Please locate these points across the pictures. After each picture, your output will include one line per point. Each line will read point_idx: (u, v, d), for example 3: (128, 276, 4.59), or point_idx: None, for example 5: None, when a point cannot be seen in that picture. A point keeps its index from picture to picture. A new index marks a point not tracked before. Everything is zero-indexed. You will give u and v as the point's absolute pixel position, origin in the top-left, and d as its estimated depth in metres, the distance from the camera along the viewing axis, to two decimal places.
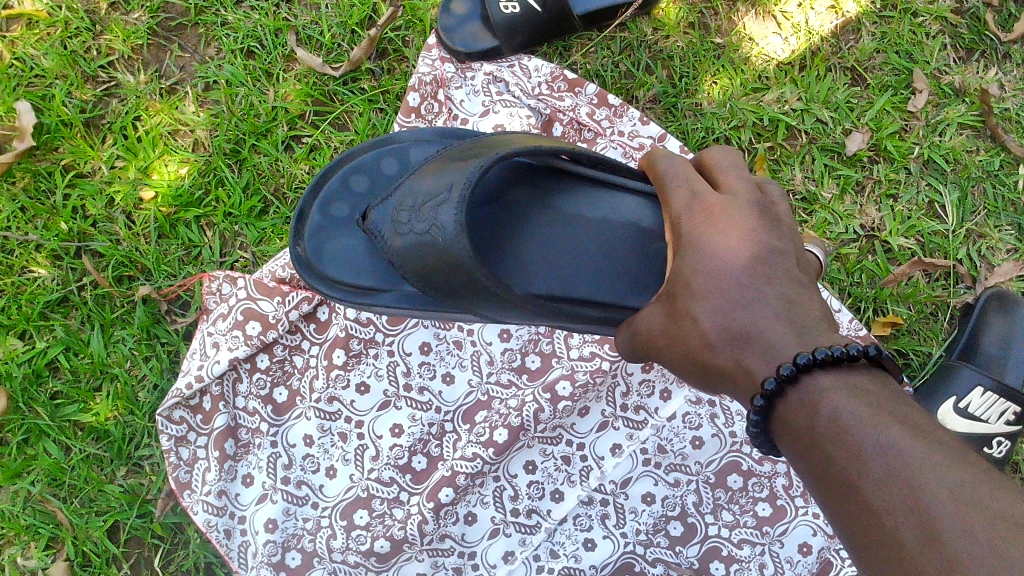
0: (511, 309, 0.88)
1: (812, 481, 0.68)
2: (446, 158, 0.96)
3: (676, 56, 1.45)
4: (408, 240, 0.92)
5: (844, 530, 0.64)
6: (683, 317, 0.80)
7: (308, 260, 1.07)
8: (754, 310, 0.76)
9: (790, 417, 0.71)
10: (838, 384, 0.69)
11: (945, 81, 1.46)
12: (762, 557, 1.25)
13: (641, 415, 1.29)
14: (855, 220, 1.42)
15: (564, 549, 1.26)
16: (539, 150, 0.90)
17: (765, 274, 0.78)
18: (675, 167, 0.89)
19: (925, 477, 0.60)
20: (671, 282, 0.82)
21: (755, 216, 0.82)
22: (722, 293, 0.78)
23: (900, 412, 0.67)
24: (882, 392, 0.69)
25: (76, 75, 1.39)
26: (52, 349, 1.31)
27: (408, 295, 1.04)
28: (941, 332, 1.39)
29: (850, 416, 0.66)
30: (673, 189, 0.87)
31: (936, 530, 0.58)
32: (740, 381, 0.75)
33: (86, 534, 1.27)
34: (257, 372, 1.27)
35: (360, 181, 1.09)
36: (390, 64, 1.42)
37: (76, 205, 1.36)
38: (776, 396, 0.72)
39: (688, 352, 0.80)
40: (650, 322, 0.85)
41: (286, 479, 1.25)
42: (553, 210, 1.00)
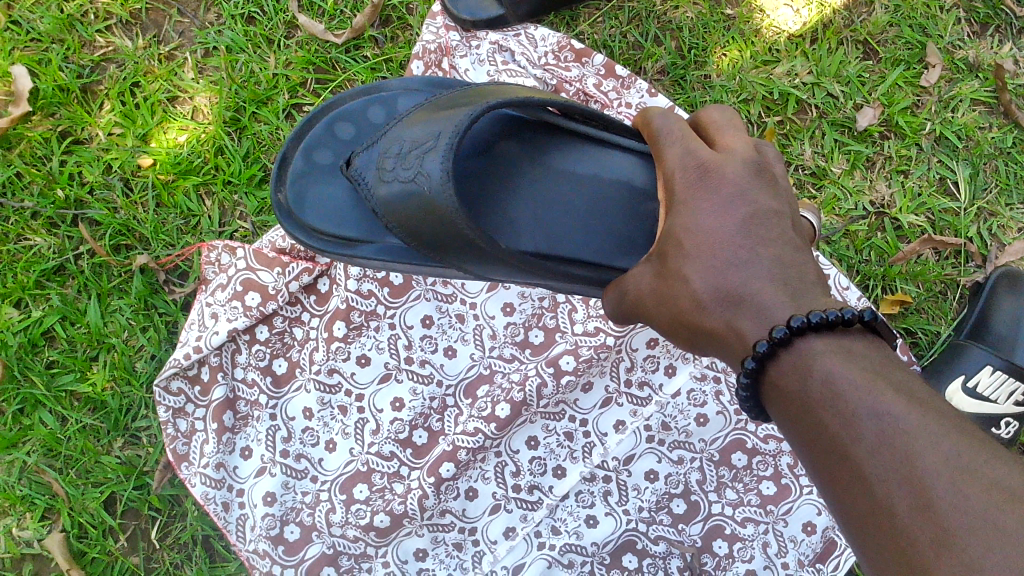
0: (497, 263, 0.87)
1: (803, 447, 0.65)
2: (434, 107, 0.94)
3: (685, 28, 1.42)
4: (393, 192, 0.90)
5: (835, 497, 0.62)
6: (674, 277, 0.78)
7: (288, 208, 1.03)
8: (745, 267, 0.74)
9: (783, 382, 0.68)
10: (832, 348, 0.67)
11: (959, 56, 1.44)
12: (765, 536, 1.24)
13: (645, 391, 1.27)
14: (865, 196, 1.40)
15: (566, 526, 1.24)
16: (529, 99, 0.88)
17: (760, 235, 0.75)
18: (669, 123, 0.86)
19: (921, 445, 0.58)
20: (662, 241, 0.80)
21: (751, 173, 0.80)
22: (713, 249, 0.75)
23: (896, 377, 0.65)
24: (877, 358, 0.67)
25: (73, 39, 1.36)
26: (48, 318, 1.29)
27: (390, 247, 0.99)
28: (950, 311, 1.37)
29: (844, 380, 0.64)
30: (668, 147, 0.84)
31: (929, 498, 0.56)
32: (730, 343, 0.73)
33: (82, 505, 1.25)
34: (256, 344, 1.25)
35: (343, 128, 1.06)
36: (393, 32, 1.39)
37: (73, 171, 1.33)
38: (768, 359, 0.69)
39: (679, 311, 0.77)
40: (639, 282, 0.83)
41: (285, 452, 1.23)
42: (543, 164, 0.97)
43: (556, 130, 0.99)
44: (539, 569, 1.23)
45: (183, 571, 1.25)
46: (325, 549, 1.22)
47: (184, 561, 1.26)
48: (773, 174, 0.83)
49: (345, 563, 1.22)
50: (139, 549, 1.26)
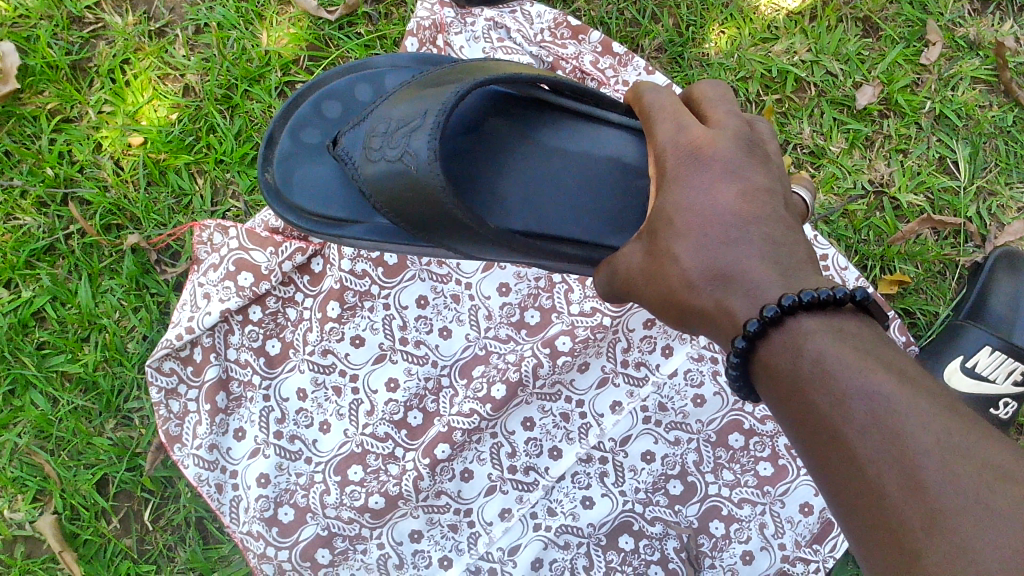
0: (485, 243, 0.85)
1: (792, 427, 0.64)
2: (420, 83, 0.92)
3: (683, 5, 1.41)
4: (379, 171, 0.89)
5: (825, 478, 0.61)
6: (663, 256, 0.76)
7: (277, 188, 1.02)
8: (737, 246, 0.72)
9: (773, 361, 0.67)
10: (824, 328, 0.66)
11: (960, 33, 1.42)
12: (762, 517, 1.23)
13: (641, 371, 1.26)
14: (864, 175, 1.39)
15: (562, 507, 1.24)
16: (518, 77, 0.86)
17: (752, 213, 0.74)
18: (661, 99, 0.84)
19: (911, 425, 0.57)
20: (653, 219, 0.79)
21: (744, 150, 0.78)
22: (702, 228, 0.74)
23: (887, 356, 0.64)
24: (869, 337, 0.66)
25: (62, 16, 1.34)
26: (38, 298, 1.27)
27: (379, 228, 0.97)
28: (949, 291, 1.36)
29: (835, 360, 0.63)
30: (659, 122, 0.82)
31: (918, 477, 0.55)
32: (721, 323, 0.72)
33: (75, 487, 1.24)
34: (248, 324, 1.23)
35: (332, 108, 1.04)
36: (387, 8, 1.37)
37: (63, 150, 1.32)
38: (758, 338, 0.68)
39: (669, 292, 0.76)
40: (631, 260, 0.81)
41: (279, 433, 1.22)
42: (533, 143, 0.96)
43: (547, 107, 0.97)
44: (535, 550, 1.22)
45: (177, 553, 1.25)
46: (319, 531, 1.21)
47: (178, 543, 1.25)
48: (767, 152, 0.81)
49: (340, 544, 1.22)
50: (133, 531, 1.25)
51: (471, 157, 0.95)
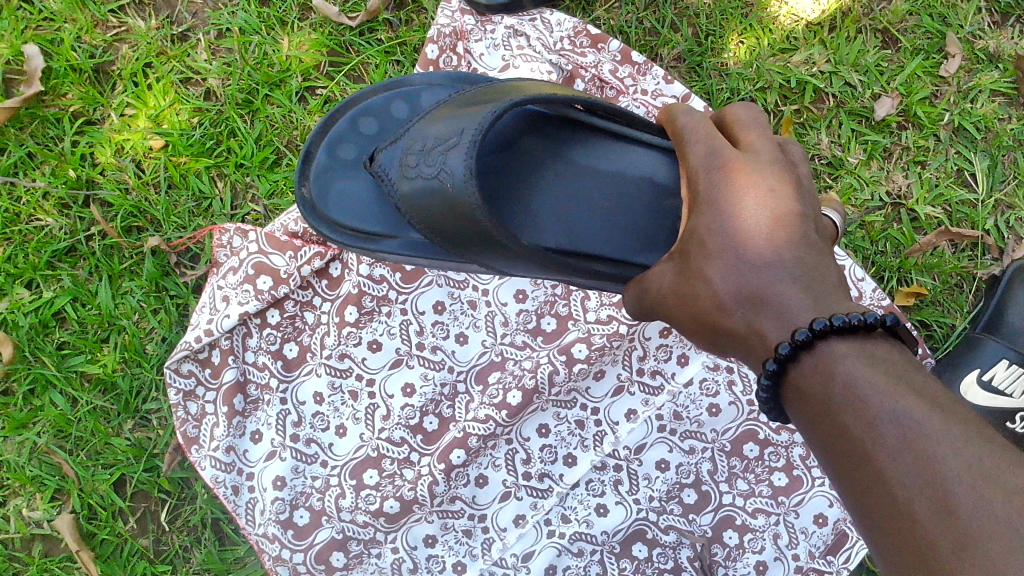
0: (518, 261, 0.86)
1: (822, 450, 0.65)
2: (458, 103, 0.93)
3: (703, 14, 1.41)
4: (416, 188, 0.90)
5: (854, 500, 0.61)
6: (694, 276, 0.77)
7: (312, 202, 1.03)
8: (770, 268, 0.73)
9: (804, 385, 0.68)
10: (855, 352, 0.66)
11: (979, 45, 1.42)
12: (776, 527, 1.23)
13: (657, 380, 1.26)
14: (881, 186, 1.39)
15: (576, 515, 1.24)
16: (554, 98, 0.87)
17: (785, 236, 0.74)
18: (694, 122, 0.85)
19: (942, 449, 0.57)
20: (685, 239, 0.79)
21: (778, 173, 0.79)
22: (737, 251, 0.75)
23: (918, 381, 0.64)
24: (900, 362, 0.66)
25: (85, 19, 1.35)
26: (59, 299, 1.29)
27: (412, 242, 0.98)
28: (966, 304, 1.36)
29: (866, 384, 0.63)
30: (692, 145, 0.83)
31: (950, 503, 0.55)
32: (752, 344, 0.73)
33: (92, 486, 1.25)
34: (267, 327, 1.24)
35: (368, 124, 1.05)
36: (408, 15, 1.38)
37: (84, 152, 1.33)
38: (789, 361, 0.68)
39: (701, 313, 0.77)
40: (661, 280, 0.82)
41: (295, 436, 1.23)
42: (565, 161, 0.96)
43: (580, 126, 0.98)
44: (549, 557, 1.23)
45: (193, 554, 1.25)
46: (334, 534, 1.22)
47: (194, 544, 1.26)
48: (799, 176, 0.82)
49: (355, 548, 1.23)
50: (149, 532, 1.26)
51: (503, 174, 0.95)
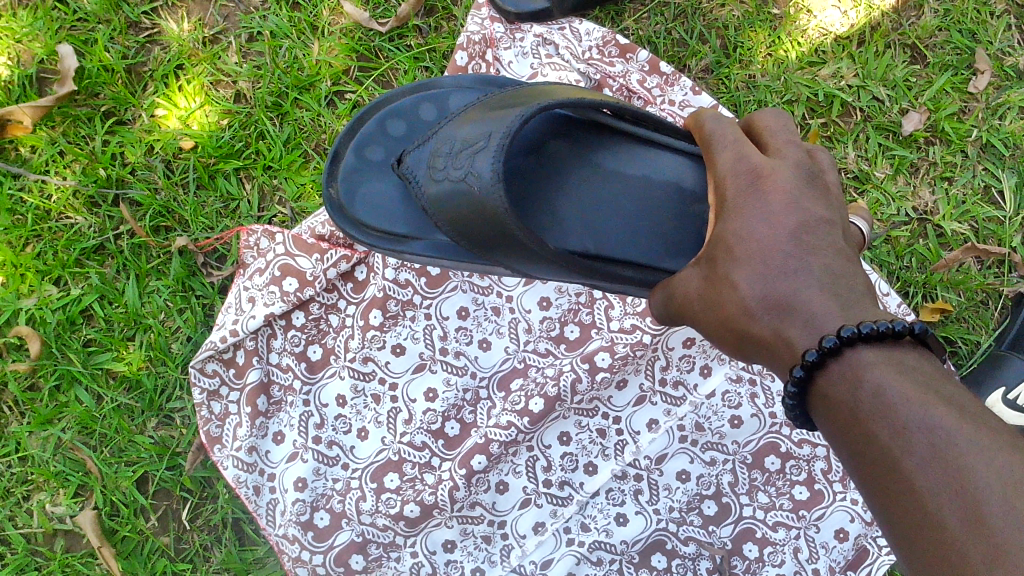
0: (545, 264, 0.87)
1: (850, 458, 0.65)
2: (486, 106, 0.93)
3: (732, 26, 1.42)
4: (444, 190, 0.90)
5: (882, 510, 0.61)
6: (721, 283, 0.77)
7: (339, 203, 1.03)
8: (798, 276, 0.73)
9: (831, 392, 0.67)
10: (883, 360, 0.66)
11: (1009, 62, 1.41)
12: (797, 541, 1.22)
13: (679, 391, 1.26)
14: (908, 202, 1.38)
15: (596, 523, 1.24)
16: (583, 102, 0.87)
17: (813, 243, 0.74)
18: (723, 128, 0.85)
19: (972, 459, 0.57)
20: (711, 245, 0.79)
21: (806, 181, 0.79)
22: (764, 258, 0.75)
23: (947, 390, 0.64)
24: (929, 370, 0.66)
25: (119, 20, 1.37)
26: (86, 296, 1.30)
27: (439, 244, 0.99)
28: (991, 322, 1.35)
29: (895, 393, 0.63)
30: (720, 151, 0.83)
31: (981, 514, 0.55)
32: (778, 352, 0.72)
33: (115, 483, 1.26)
34: (291, 329, 1.25)
35: (395, 126, 1.06)
36: (437, 22, 1.39)
37: (115, 151, 1.34)
38: (816, 368, 0.68)
39: (727, 321, 0.77)
40: (687, 285, 0.82)
41: (318, 438, 1.23)
42: (592, 165, 0.97)
43: (607, 131, 0.98)
44: (568, 565, 1.22)
45: (213, 553, 1.26)
46: (354, 537, 1.22)
47: (214, 543, 1.26)
48: (827, 184, 0.82)
49: (374, 551, 1.22)
50: (170, 530, 1.26)
51: (529, 177, 0.96)
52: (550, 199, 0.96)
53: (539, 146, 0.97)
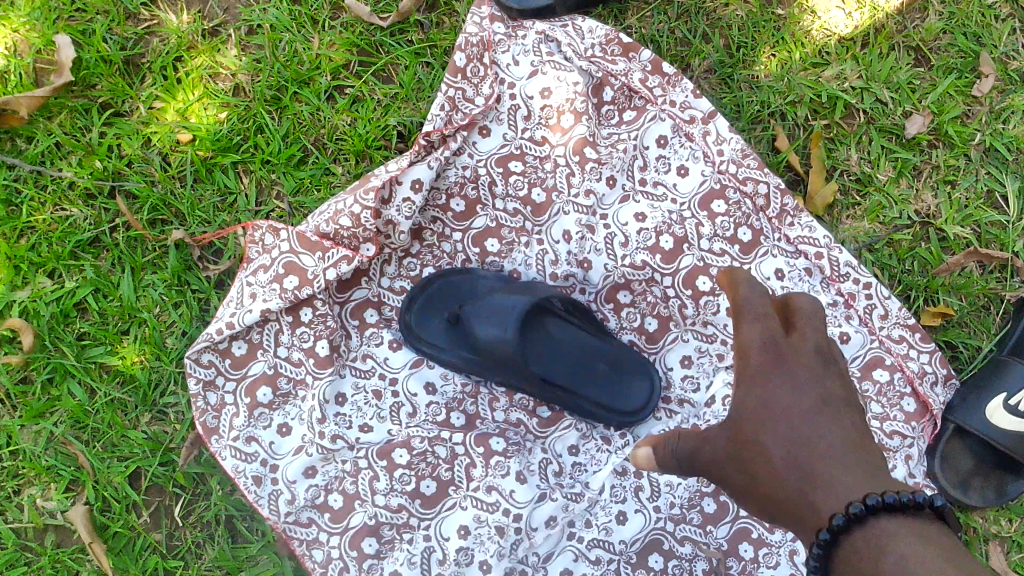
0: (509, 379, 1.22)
1: None
2: (504, 290, 1.23)
3: (735, 26, 1.41)
4: (487, 330, 1.18)
5: None
6: (752, 449, 0.79)
7: (410, 328, 1.25)
8: (826, 485, 0.73)
9: (851, 558, 0.69)
10: (902, 530, 0.69)
11: (1012, 66, 1.40)
12: (793, 543, 1.21)
13: (684, 407, 1.28)
14: (910, 205, 1.37)
15: (598, 519, 1.23)
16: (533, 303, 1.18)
17: (841, 438, 0.76)
18: (756, 303, 0.83)
19: None
20: (737, 447, 0.81)
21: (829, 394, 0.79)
22: (793, 458, 0.76)
23: (966, 562, 0.66)
24: (947, 543, 0.68)
25: (117, 11, 1.36)
26: (81, 289, 1.29)
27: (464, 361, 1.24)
28: (993, 326, 1.34)
29: (916, 559, 0.65)
30: (748, 323, 0.83)
31: None
32: (803, 516, 0.74)
33: (107, 478, 1.24)
34: (298, 326, 1.22)
35: (440, 305, 1.26)
36: (439, 17, 1.38)
37: (112, 143, 1.33)
38: (840, 534, 0.70)
39: (754, 478, 0.79)
40: (714, 448, 0.84)
41: (322, 431, 1.20)
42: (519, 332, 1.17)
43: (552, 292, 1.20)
44: (565, 561, 1.21)
45: (205, 550, 1.24)
46: (367, 519, 1.19)
47: (206, 540, 1.25)
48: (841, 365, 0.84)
49: (387, 533, 1.19)
50: (162, 527, 1.25)
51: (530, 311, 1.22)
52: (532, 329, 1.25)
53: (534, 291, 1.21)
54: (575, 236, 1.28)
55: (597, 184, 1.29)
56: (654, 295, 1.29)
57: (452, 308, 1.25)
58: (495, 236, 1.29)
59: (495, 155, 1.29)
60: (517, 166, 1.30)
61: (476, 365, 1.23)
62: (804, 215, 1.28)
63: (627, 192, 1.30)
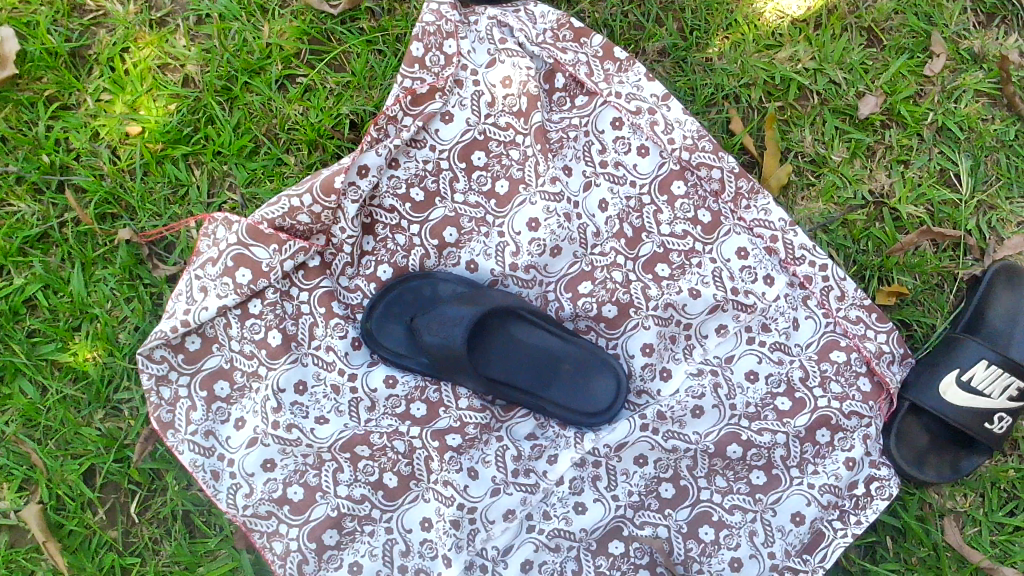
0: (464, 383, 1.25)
1: None
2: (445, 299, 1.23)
3: (688, 9, 1.40)
4: (437, 338, 1.18)
5: None
6: None
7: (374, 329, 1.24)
8: None
9: None
10: None
11: (964, 45, 1.41)
12: (752, 525, 1.23)
13: (643, 399, 1.28)
14: (864, 185, 1.38)
15: (556, 511, 1.22)
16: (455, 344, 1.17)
17: None
18: None
19: None
20: None
21: None
22: None
23: None
24: None
25: (62, 2, 1.33)
26: (30, 286, 1.26)
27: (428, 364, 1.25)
28: (947, 305, 1.35)
29: None
30: None
31: None
32: None
33: (61, 477, 1.23)
34: (249, 318, 1.20)
35: (400, 310, 1.25)
36: (391, 4, 1.36)
37: (60, 137, 1.31)
38: None
39: None
40: None
41: (276, 423, 1.18)
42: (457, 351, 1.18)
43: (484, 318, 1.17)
44: (526, 552, 1.21)
45: (162, 547, 1.24)
46: (329, 511, 1.18)
47: (164, 536, 1.24)
48: None
49: (349, 525, 1.18)
50: (118, 524, 1.24)
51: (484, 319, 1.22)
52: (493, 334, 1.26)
53: (487, 299, 1.20)
54: (540, 223, 1.26)
55: (560, 172, 1.28)
56: (614, 281, 1.27)
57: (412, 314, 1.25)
58: (454, 226, 1.28)
59: (458, 144, 1.28)
60: (480, 157, 1.29)
61: (435, 371, 1.23)
62: (759, 197, 1.28)
63: (588, 178, 1.30)
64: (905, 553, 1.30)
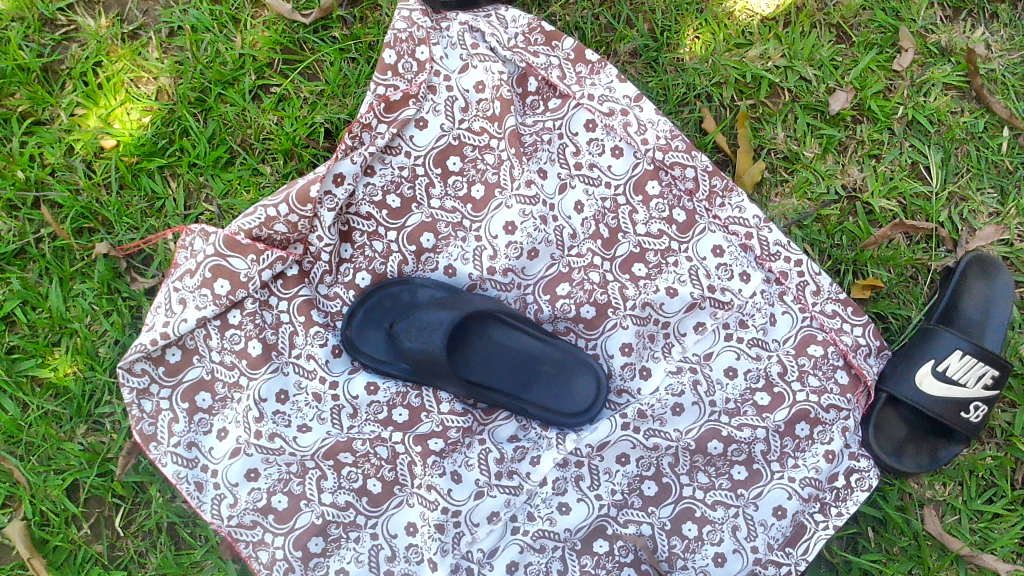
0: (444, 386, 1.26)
1: None
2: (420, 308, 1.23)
3: (658, 10, 1.41)
4: (416, 344, 1.18)
5: None
6: None
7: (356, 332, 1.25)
8: None
9: None
10: None
11: (931, 39, 1.42)
12: (735, 520, 1.25)
13: (623, 398, 1.30)
14: (837, 180, 1.40)
15: (540, 512, 1.23)
16: (431, 357, 1.17)
17: None
18: None
19: None
20: None
21: None
22: None
23: None
24: None
25: (33, 17, 1.33)
26: (8, 302, 1.26)
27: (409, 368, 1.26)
28: (921, 296, 1.37)
29: None
30: None
31: None
32: None
33: (44, 493, 1.23)
34: (228, 329, 1.21)
35: (379, 316, 1.25)
36: (362, 12, 1.37)
37: (33, 153, 1.30)
38: None
39: None
40: None
41: (259, 432, 1.18)
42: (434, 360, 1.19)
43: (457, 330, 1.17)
44: (512, 554, 1.22)
45: (148, 559, 1.24)
46: (314, 519, 1.18)
47: (149, 549, 1.24)
48: None
49: (334, 531, 1.19)
50: (103, 537, 1.24)
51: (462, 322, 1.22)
52: (472, 336, 1.27)
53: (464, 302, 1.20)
54: (517, 226, 1.26)
55: (535, 176, 1.29)
56: (591, 282, 1.28)
57: (391, 319, 1.25)
58: (431, 231, 1.28)
59: (433, 150, 1.28)
60: (455, 162, 1.29)
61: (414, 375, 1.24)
62: (733, 194, 1.28)
63: (564, 180, 1.31)
64: (886, 542, 1.32)
